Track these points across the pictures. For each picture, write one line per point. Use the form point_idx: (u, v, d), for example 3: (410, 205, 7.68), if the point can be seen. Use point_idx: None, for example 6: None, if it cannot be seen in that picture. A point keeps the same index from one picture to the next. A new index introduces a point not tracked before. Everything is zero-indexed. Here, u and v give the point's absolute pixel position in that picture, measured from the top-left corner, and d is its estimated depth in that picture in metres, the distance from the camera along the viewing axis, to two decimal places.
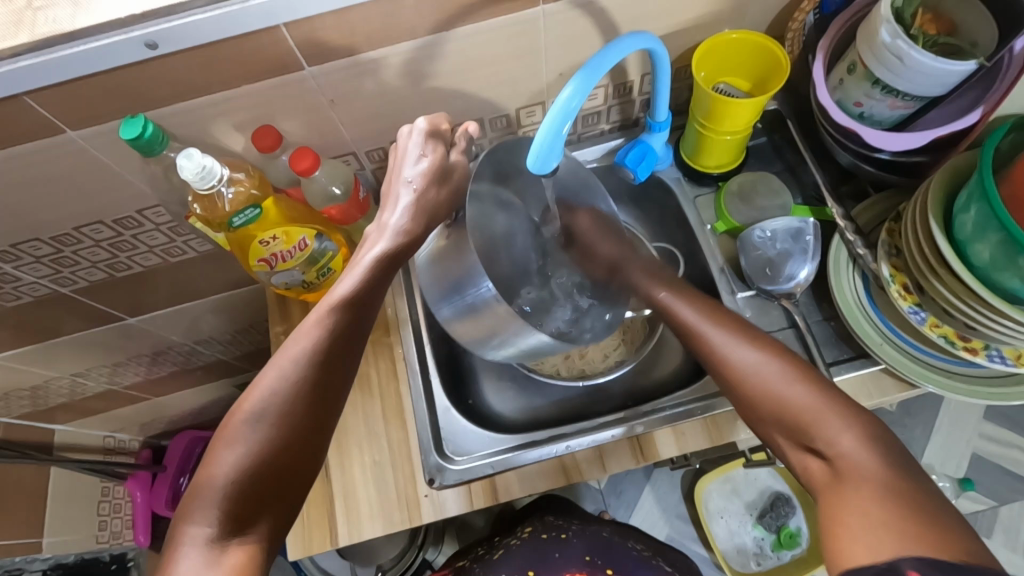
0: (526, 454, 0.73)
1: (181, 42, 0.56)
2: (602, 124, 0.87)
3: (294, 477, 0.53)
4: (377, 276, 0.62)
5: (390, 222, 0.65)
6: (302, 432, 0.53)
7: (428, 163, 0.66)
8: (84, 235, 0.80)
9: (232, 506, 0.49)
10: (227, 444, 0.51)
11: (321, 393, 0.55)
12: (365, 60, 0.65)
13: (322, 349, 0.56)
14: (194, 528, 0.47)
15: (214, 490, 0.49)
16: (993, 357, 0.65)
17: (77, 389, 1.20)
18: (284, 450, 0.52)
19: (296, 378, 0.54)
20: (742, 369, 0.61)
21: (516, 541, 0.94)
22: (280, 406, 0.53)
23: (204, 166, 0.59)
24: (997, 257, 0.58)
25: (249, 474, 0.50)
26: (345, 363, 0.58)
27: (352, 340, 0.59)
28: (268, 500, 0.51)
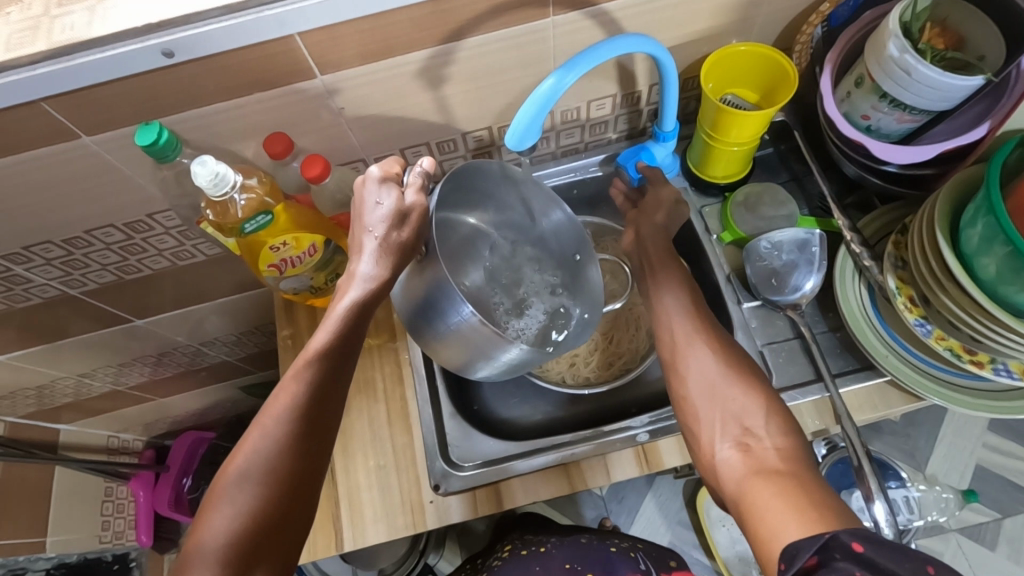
0: (529, 461, 0.74)
1: (196, 50, 0.57)
2: (609, 132, 0.88)
3: (285, 531, 0.53)
4: (352, 327, 0.60)
5: (356, 273, 0.61)
6: (290, 488, 0.54)
7: (391, 205, 0.60)
8: (96, 238, 0.81)
9: (225, 568, 0.50)
10: (217, 507, 0.52)
11: (309, 444, 0.56)
12: (376, 69, 0.66)
13: (303, 400, 0.56)
14: None
15: (207, 553, 0.50)
16: (999, 371, 0.65)
17: (83, 389, 1.21)
18: (273, 508, 0.53)
19: (279, 433, 0.55)
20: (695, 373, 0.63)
21: (498, 560, 0.95)
22: (265, 464, 0.54)
23: (217, 172, 0.58)
24: (1003, 271, 0.58)
25: (242, 535, 0.51)
26: (330, 411, 0.58)
27: (334, 388, 0.58)
28: (265, 553, 0.52)
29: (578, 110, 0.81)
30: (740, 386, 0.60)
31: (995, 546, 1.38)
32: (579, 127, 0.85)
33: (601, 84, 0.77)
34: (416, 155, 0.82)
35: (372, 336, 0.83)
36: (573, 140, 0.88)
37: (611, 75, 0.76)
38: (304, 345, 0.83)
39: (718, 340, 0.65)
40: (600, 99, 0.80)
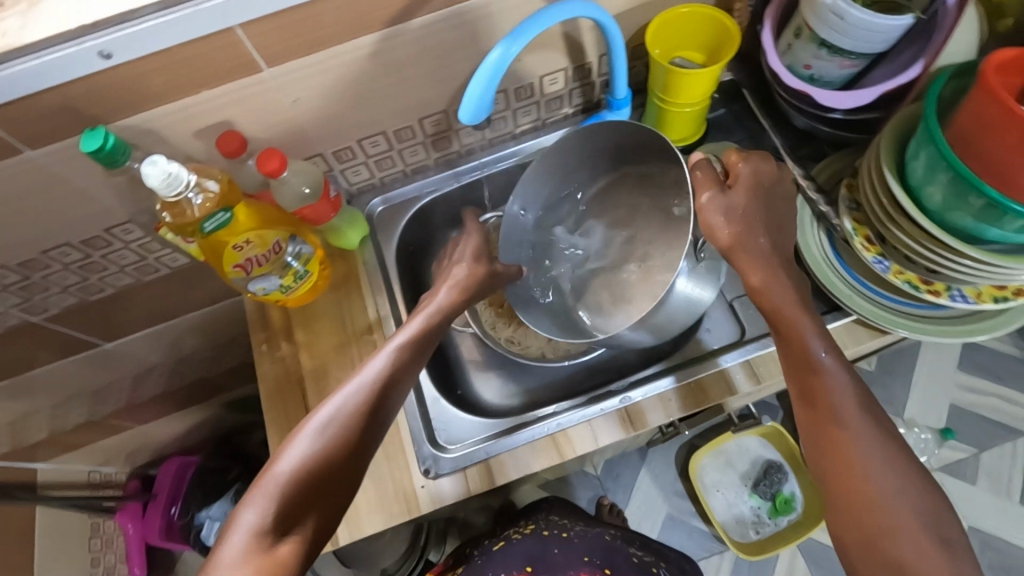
0: (517, 436, 0.74)
1: (137, 48, 0.56)
2: (564, 107, 0.89)
3: (341, 487, 0.55)
4: (428, 330, 0.67)
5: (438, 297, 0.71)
6: (356, 446, 0.57)
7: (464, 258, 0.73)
8: (53, 258, 0.79)
9: (290, 497, 0.52)
10: (292, 444, 0.55)
11: (374, 422, 0.59)
12: (325, 57, 0.66)
13: (386, 378, 0.61)
14: (247, 516, 0.51)
15: (277, 482, 0.53)
16: (955, 297, 0.67)
17: (58, 421, 1.18)
18: (339, 457, 0.55)
19: (358, 402, 0.58)
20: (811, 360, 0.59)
21: (518, 535, 0.95)
22: (343, 418, 0.57)
23: (170, 172, 0.57)
24: (948, 197, 0.60)
25: (311, 472, 0.54)
26: (397, 398, 0.61)
27: (407, 381, 0.63)
28: (315, 504, 0.53)
29: (531, 86, 0.82)
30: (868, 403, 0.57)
31: (975, 480, 1.43)
32: (534, 104, 0.86)
33: (550, 58, 0.78)
34: (375, 145, 0.82)
35: (348, 332, 0.82)
36: (530, 118, 0.88)
37: (558, 47, 0.77)
38: (281, 347, 0.82)
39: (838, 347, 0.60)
40: (552, 73, 0.81)
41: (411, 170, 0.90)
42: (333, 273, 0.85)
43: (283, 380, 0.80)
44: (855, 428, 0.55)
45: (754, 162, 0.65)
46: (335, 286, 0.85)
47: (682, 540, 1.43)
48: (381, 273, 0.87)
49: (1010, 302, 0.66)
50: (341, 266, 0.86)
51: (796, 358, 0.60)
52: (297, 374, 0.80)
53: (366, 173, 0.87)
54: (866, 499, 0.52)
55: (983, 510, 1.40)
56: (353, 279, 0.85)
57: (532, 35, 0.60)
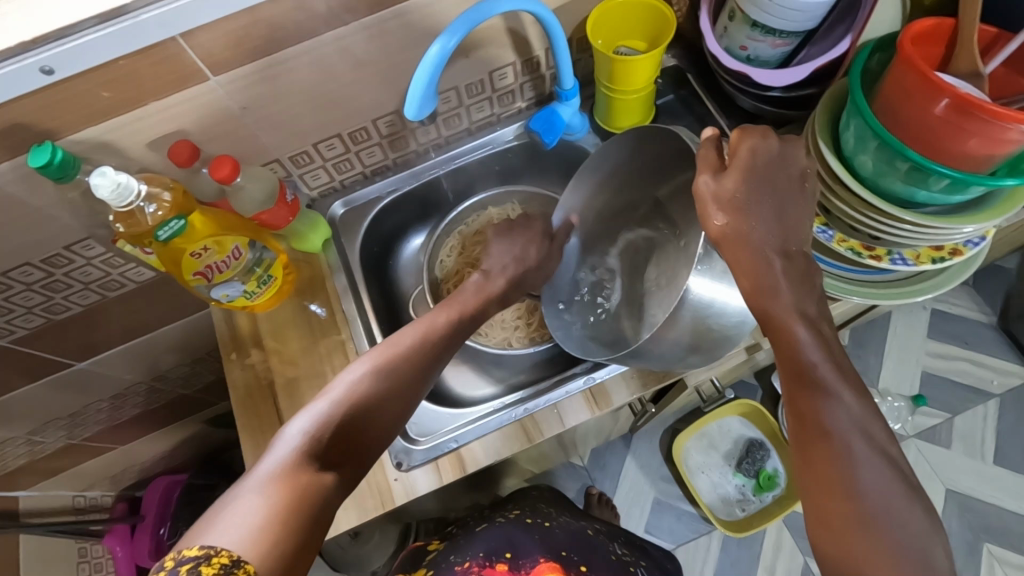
0: (485, 423, 0.75)
1: (78, 63, 0.57)
2: (518, 102, 0.91)
3: (379, 432, 0.57)
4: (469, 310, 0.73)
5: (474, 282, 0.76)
6: (399, 395, 0.59)
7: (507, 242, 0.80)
8: (14, 279, 0.79)
9: (337, 423, 0.54)
10: (344, 378, 0.59)
11: (416, 380, 0.62)
12: (271, 63, 0.67)
13: (426, 342, 0.65)
14: (297, 430, 0.52)
15: (328, 406, 0.55)
16: (896, 260, 0.70)
17: (36, 447, 1.17)
18: (385, 398, 0.58)
19: (409, 354, 0.63)
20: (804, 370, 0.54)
21: (503, 517, 0.95)
22: (392, 364, 0.61)
23: (119, 182, 0.58)
24: (879, 164, 0.63)
25: (358, 405, 0.56)
26: (438, 361, 0.65)
27: (445, 350, 0.67)
28: (357, 441, 0.55)
29: (482, 83, 0.84)
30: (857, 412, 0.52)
31: (951, 443, 1.47)
32: (487, 100, 0.88)
33: (497, 53, 0.80)
34: (331, 149, 0.83)
35: (316, 334, 0.83)
36: (485, 114, 0.90)
37: (504, 42, 0.79)
38: (249, 354, 0.82)
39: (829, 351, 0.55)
40: (501, 68, 0.83)
41: (371, 172, 0.91)
42: (297, 277, 0.86)
43: (254, 386, 0.81)
44: (844, 440, 0.51)
45: (752, 139, 0.60)
46: (301, 290, 0.85)
47: (670, 523, 1.45)
48: (348, 274, 0.88)
49: (948, 262, 0.69)
50: (305, 270, 0.87)
51: (789, 366, 0.55)
52: (267, 378, 0.81)
53: (326, 177, 0.88)
54: (858, 519, 0.48)
55: (960, 472, 1.44)
56: (318, 282, 0.86)
57: (467, 30, 0.62)
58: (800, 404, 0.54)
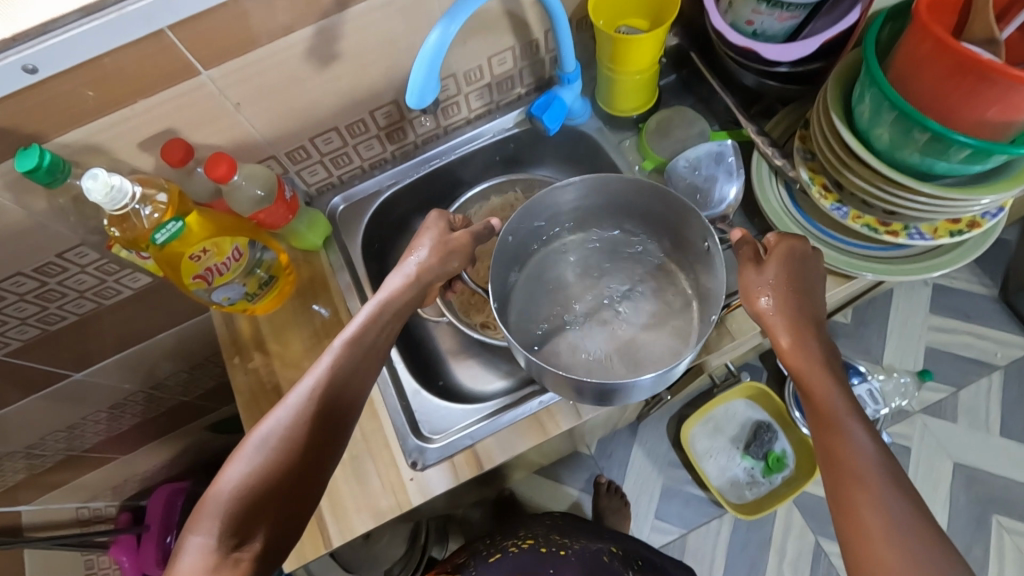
0: (501, 418, 0.74)
1: (62, 61, 0.54)
2: (517, 88, 0.88)
3: (289, 503, 0.54)
4: (377, 325, 0.65)
5: (390, 286, 0.69)
6: (301, 460, 0.55)
7: (430, 241, 0.72)
8: (6, 289, 0.77)
9: (233, 517, 0.51)
10: (234, 462, 0.55)
11: (326, 430, 0.58)
12: (264, 55, 0.64)
13: (330, 380, 0.60)
14: (197, 537, 0.50)
15: (218, 501, 0.52)
16: (913, 235, 0.69)
17: (35, 460, 1.15)
18: (284, 471, 0.54)
19: (303, 408, 0.58)
20: (828, 410, 0.57)
21: (515, 547, 0.94)
22: (281, 431, 0.56)
23: (112, 185, 0.55)
24: (895, 137, 0.61)
25: (253, 489, 0.53)
26: (345, 402, 0.60)
27: (358, 382, 0.62)
28: (265, 515, 0.52)
29: (480, 69, 0.82)
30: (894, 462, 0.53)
31: (956, 418, 1.47)
32: (486, 87, 0.85)
33: (495, 38, 0.78)
34: (328, 143, 0.81)
35: (321, 336, 0.80)
36: (484, 101, 0.88)
37: (503, 26, 0.76)
38: (252, 358, 0.80)
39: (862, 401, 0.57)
40: (499, 53, 0.80)
41: (369, 166, 0.89)
42: (297, 277, 0.83)
43: (258, 390, 0.78)
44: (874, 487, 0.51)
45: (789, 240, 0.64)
46: (301, 290, 0.83)
47: (679, 508, 1.45)
48: (351, 272, 0.85)
49: (966, 235, 0.68)
50: (305, 270, 0.84)
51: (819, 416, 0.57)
52: (272, 381, 0.79)
53: (323, 172, 0.85)
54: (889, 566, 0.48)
55: (966, 446, 1.44)
56: (319, 280, 0.84)
57: (468, 13, 0.60)
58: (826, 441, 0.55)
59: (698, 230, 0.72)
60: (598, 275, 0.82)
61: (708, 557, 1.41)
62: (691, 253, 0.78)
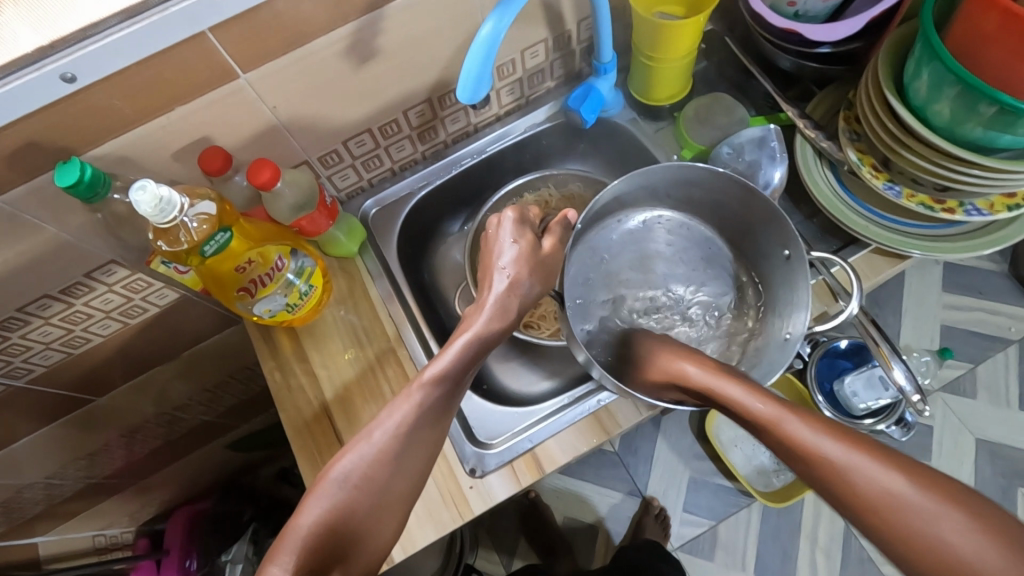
0: (559, 419, 0.72)
1: (101, 68, 0.51)
2: (547, 81, 0.86)
3: (360, 542, 0.53)
4: (471, 358, 0.61)
5: (481, 320, 0.62)
6: (381, 502, 0.54)
7: (520, 249, 0.64)
8: (31, 313, 0.73)
9: (309, 561, 0.49)
10: (314, 498, 0.52)
11: (409, 469, 0.56)
12: (302, 56, 0.62)
13: (415, 422, 0.57)
14: (274, 570, 0.48)
15: (296, 539, 0.50)
16: (970, 211, 0.68)
17: (53, 493, 1.10)
18: (364, 513, 0.53)
19: (389, 447, 0.55)
20: (889, 502, 0.45)
21: None
22: (364, 471, 0.53)
23: (161, 196, 0.53)
24: (957, 112, 0.61)
25: (330, 530, 0.51)
26: (431, 437, 0.58)
27: (446, 416, 0.59)
28: (341, 557, 0.51)
29: (513, 63, 0.79)
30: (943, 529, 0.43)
31: (976, 394, 1.48)
32: (517, 81, 0.83)
33: (531, 30, 0.75)
34: (360, 145, 0.78)
35: (365, 346, 0.78)
36: (514, 96, 0.86)
37: (539, 17, 0.74)
38: (293, 370, 0.77)
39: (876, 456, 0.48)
40: (533, 46, 0.78)
41: (399, 168, 0.86)
42: (335, 286, 0.81)
43: (304, 402, 0.76)
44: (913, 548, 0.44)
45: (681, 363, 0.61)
46: (339, 298, 0.81)
47: (708, 500, 1.43)
48: (389, 278, 0.83)
49: (1022, 208, 0.68)
50: (342, 278, 0.81)
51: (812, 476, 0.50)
52: (318, 394, 0.76)
53: (354, 176, 0.83)
54: None
55: (987, 422, 1.46)
56: (357, 288, 0.81)
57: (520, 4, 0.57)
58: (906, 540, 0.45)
59: (779, 236, 0.70)
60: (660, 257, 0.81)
61: (740, 547, 1.40)
62: (759, 256, 0.76)
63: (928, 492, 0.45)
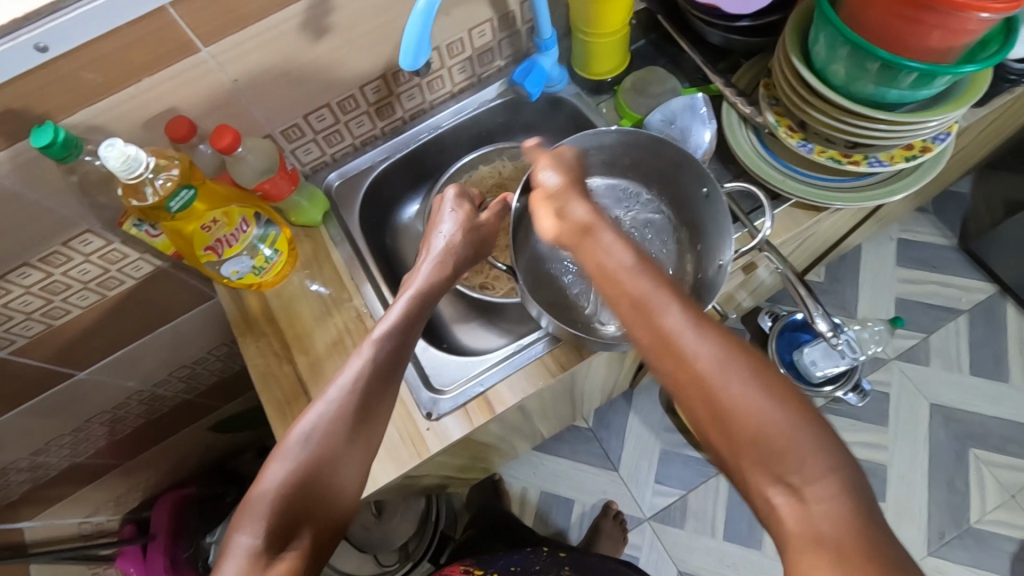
0: (507, 365, 0.78)
1: (71, 39, 0.56)
2: (497, 60, 0.93)
3: (327, 495, 0.57)
4: (415, 313, 0.69)
5: (422, 275, 0.74)
6: (342, 452, 0.58)
7: (459, 216, 0.79)
8: (12, 281, 0.78)
9: (275, 517, 0.54)
10: (276, 461, 0.57)
11: (366, 422, 0.61)
12: (258, 31, 0.68)
13: (368, 375, 0.62)
14: (243, 538, 0.53)
15: (263, 501, 0.55)
16: (872, 163, 0.76)
17: (38, 471, 1.14)
18: (326, 467, 0.57)
19: (344, 402, 0.60)
20: (749, 411, 0.47)
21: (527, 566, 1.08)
22: (323, 428, 0.59)
23: (128, 154, 0.58)
24: (851, 70, 0.68)
25: (294, 484, 0.56)
26: (385, 390, 0.63)
27: (397, 370, 0.65)
28: (310, 512, 0.56)
29: (462, 42, 0.86)
30: (778, 416, 0.46)
31: (929, 360, 1.54)
32: (468, 60, 0.89)
33: (475, 10, 0.82)
34: (321, 120, 0.84)
35: (331, 309, 0.84)
36: (466, 75, 0.92)
37: None
38: (262, 330, 0.83)
39: (721, 334, 0.50)
40: (479, 25, 0.85)
41: (361, 144, 0.93)
42: (300, 252, 0.86)
43: (275, 361, 0.81)
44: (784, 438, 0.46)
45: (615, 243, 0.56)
46: (305, 264, 0.86)
47: (678, 470, 1.49)
48: (352, 245, 0.89)
49: (920, 159, 0.75)
50: (307, 245, 0.87)
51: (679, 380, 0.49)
52: (284, 350, 0.82)
53: (317, 151, 0.89)
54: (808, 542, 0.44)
55: (942, 386, 1.52)
56: (321, 254, 0.87)
57: None
58: (747, 445, 0.46)
59: (695, 177, 0.79)
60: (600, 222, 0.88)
61: (709, 514, 1.45)
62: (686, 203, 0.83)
63: (786, 404, 0.47)
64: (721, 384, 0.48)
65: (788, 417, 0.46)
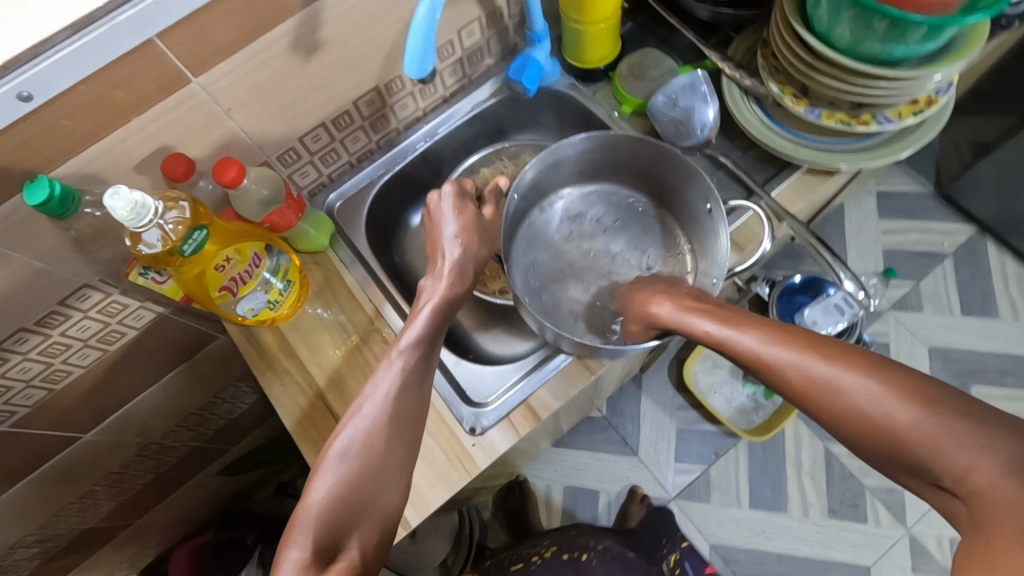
0: (544, 370, 0.76)
1: (56, 83, 0.52)
2: (486, 59, 0.90)
3: (373, 506, 0.54)
4: (440, 319, 0.66)
5: (441, 286, 0.69)
6: (385, 463, 0.55)
7: (463, 220, 0.74)
8: (8, 349, 0.72)
9: (326, 529, 0.50)
10: (319, 477, 0.54)
11: (404, 432, 0.58)
12: (246, 56, 0.64)
13: (400, 389, 0.59)
14: (293, 552, 0.48)
15: (310, 516, 0.51)
16: (882, 122, 0.76)
17: (48, 545, 1.07)
18: (371, 479, 0.54)
19: (382, 415, 0.57)
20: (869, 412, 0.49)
21: None
22: (362, 441, 0.56)
23: (136, 201, 0.56)
24: (856, 31, 0.67)
25: (342, 499, 0.52)
26: (415, 400, 0.60)
27: (427, 379, 0.62)
28: (357, 524, 0.52)
29: (452, 44, 0.83)
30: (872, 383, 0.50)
31: (922, 306, 1.51)
32: (458, 61, 0.87)
33: (464, 10, 0.79)
34: (316, 141, 0.81)
35: (348, 335, 0.80)
36: (457, 77, 0.89)
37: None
38: (281, 365, 0.79)
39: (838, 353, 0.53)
40: (468, 25, 0.81)
41: (357, 160, 0.89)
42: (311, 280, 0.83)
43: (300, 395, 0.78)
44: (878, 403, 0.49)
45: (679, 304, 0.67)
46: (318, 292, 0.83)
47: (697, 446, 1.44)
48: (363, 265, 0.86)
49: (926, 113, 0.76)
50: (318, 272, 0.83)
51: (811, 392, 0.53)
52: (310, 382, 0.78)
53: (314, 173, 0.85)
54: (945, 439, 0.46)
55: (937, 329, 1.49)
56: (334, 278, 0.83)
57: None
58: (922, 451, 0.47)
59: (702, 194, 0.78)
60: (602, 226, 0.90)
61: (732, 484, 1.41)
62: (686, 210, 0.84)
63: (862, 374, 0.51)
64: (869, 393, 0.50)
65: (855, 382, 0.51)
